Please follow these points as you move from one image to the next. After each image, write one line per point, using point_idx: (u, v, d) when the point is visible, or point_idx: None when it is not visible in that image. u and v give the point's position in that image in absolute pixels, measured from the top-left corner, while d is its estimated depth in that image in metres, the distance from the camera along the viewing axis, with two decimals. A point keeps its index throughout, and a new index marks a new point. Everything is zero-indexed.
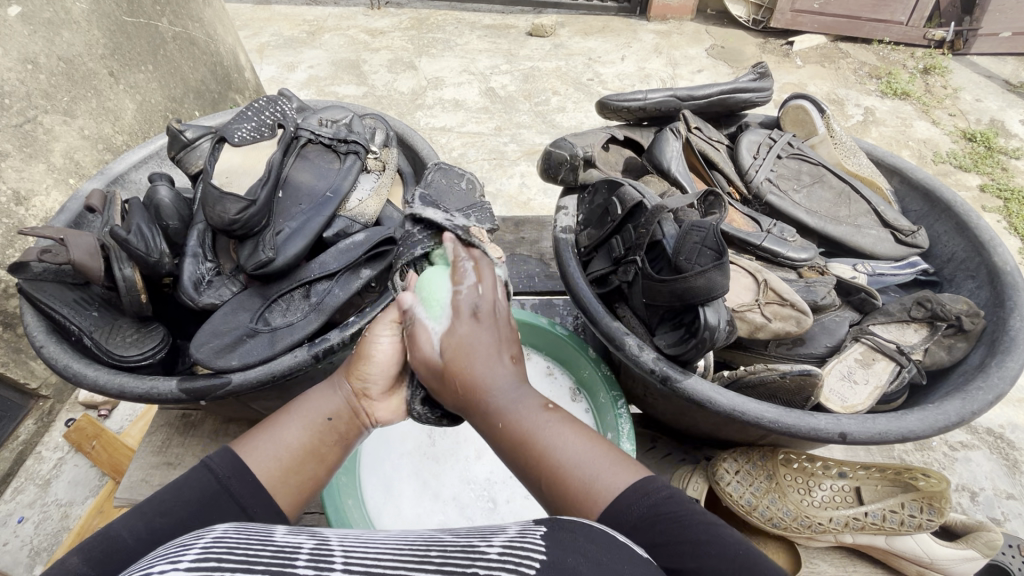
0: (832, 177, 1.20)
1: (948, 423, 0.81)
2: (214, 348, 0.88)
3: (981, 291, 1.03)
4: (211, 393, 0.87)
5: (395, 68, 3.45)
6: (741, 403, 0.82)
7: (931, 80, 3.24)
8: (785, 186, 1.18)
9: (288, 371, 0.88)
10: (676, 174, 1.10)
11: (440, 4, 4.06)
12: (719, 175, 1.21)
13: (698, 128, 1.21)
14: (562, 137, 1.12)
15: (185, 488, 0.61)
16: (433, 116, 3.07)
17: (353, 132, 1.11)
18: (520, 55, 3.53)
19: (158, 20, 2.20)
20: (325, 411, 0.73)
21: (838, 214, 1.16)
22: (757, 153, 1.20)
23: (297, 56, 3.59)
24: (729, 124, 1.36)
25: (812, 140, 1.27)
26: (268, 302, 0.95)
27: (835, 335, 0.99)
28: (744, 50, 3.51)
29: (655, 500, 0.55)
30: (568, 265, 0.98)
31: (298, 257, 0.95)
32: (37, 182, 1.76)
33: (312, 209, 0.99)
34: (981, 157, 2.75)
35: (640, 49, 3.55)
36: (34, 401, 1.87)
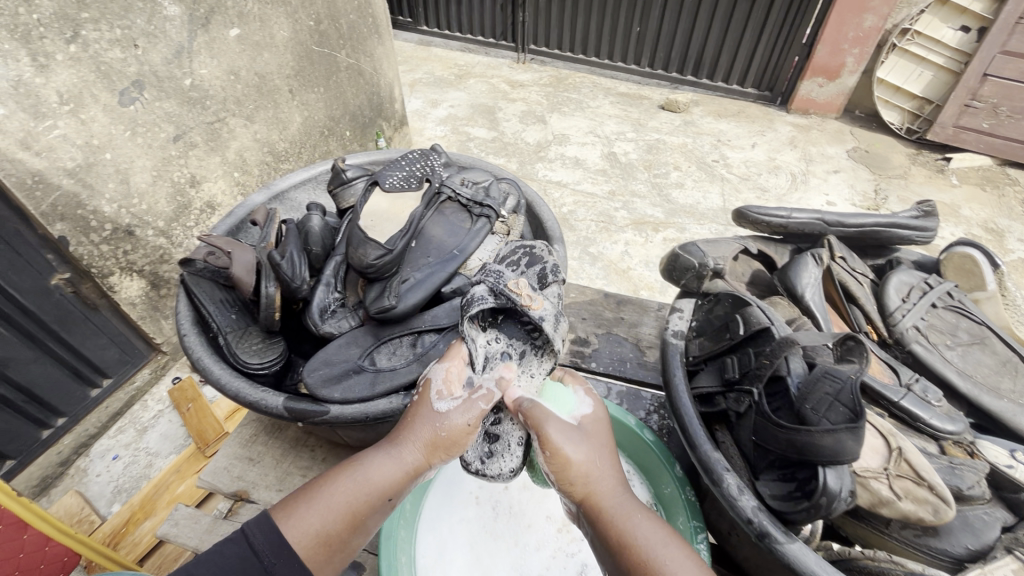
0: (996, 342, 1.07)
1: None
2: (324, 376, 0.95)
3: None
4: (309, 418, 0.92)
5: (526, 119, 3.65)
6: None
7: None
8: (936, 339, 1.06)
9: (381, 415, 0.91)
10: (811, 303, 1.02)
11: (580, 66, 4.26)
12: (858, 310, 1.11)
13: (844, 257, 1.13)
14: (693, 243, 1.10)
15: (228, 567, 0.74)
16: (552, 171, 3.17)
17: (489, 196, 1.17)
18: (648, 126, 3.58)
19: (338, 52, 2.52)
20: (383, 491, 0.81)
21: (998, 384, 1.03)
22: (907, 296, 1.09)
23: (441, 95, 3.93)
24: (875, 254, 1.27)
25: (977, 294, 1.16)
26: (379, 341, 1.01)
27: (981, 538, 0.83)
28: (891, 157, 3.28)
29: None
30: (674, 376, 0.95)
31: (415, 307, 1.01)
32: (210, 171, 2.02)
33: (438, 264, 1.04)
34: None
35: (773, 139, 3.45)
36: (154, 354, 2.11)
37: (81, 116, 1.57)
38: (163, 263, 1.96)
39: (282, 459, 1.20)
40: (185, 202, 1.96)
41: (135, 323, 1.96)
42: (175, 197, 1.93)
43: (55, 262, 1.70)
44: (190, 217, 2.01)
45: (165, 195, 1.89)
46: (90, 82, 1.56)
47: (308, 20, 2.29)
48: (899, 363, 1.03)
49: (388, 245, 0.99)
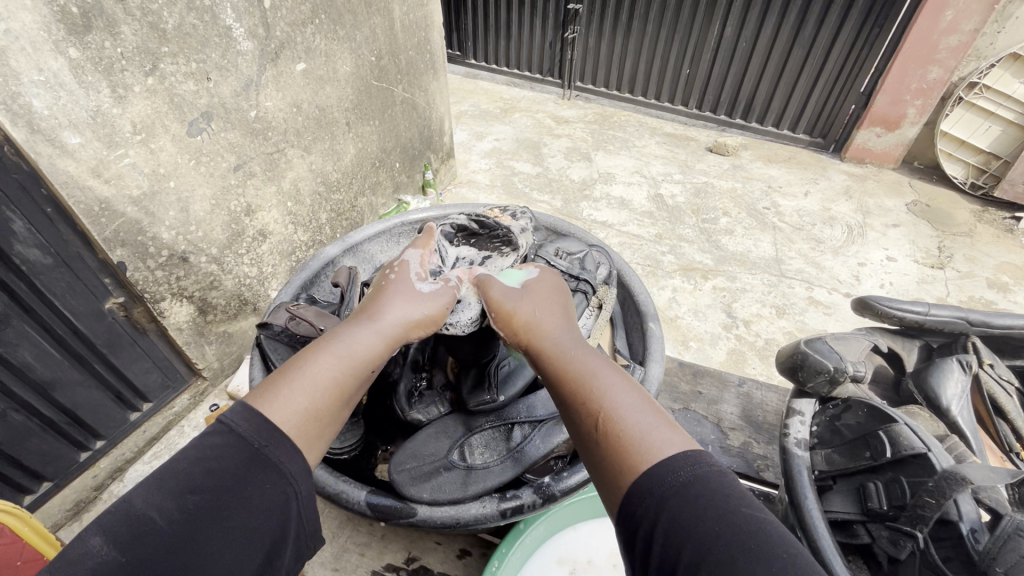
0: None
1: None
2: (412, 474, 1.05)
3: None
4: (399, 516, 1.03)
5: (571, 156, 3.64)
6: None
7: None
8: None
9: (473, 518, 1.03)
10: (957, 413, 1.13)
11: (626, 104, 4.25)
12: (1006, 426, 1.19)
13: (990, 365, 1.24)
14: (820, 343, 1.33)
15: (221, 450, 0.72)
16: (597, 210, 3.13)
17: (583, 270, 1.20)
18: (695, 168, 3.52)
19: (395, 86, 2.55)
20: (367, 361, 0.93)
21: None
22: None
23: (486, 127, 3.96)
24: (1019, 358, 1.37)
25: None
26: (473, 433, 1.12)
27: None
28: (954, 213, 3.14)
29: (688, 463, 0.72)
30: (807, 494, 1.14)
31: (510, 399, 1.15)
32: (265, 200, 2.04)
33: None
34: None
35: (827, 188, 3.35)
36: (194, 378, 2.10)
37: (151, 146, 1.57)
38: (213, 289, 1.96)
39: None
40: (239, 230, 1.96)
41: (180, 349, 1.95)
42: (230, 225, 1.93)
43: (110, 285, 1.70)
44: (242, 244, 2.01)
45: (220, 222, 1.89)
46: (163, 113, 1.56)
47: (370, 55, 2.32)
48: None
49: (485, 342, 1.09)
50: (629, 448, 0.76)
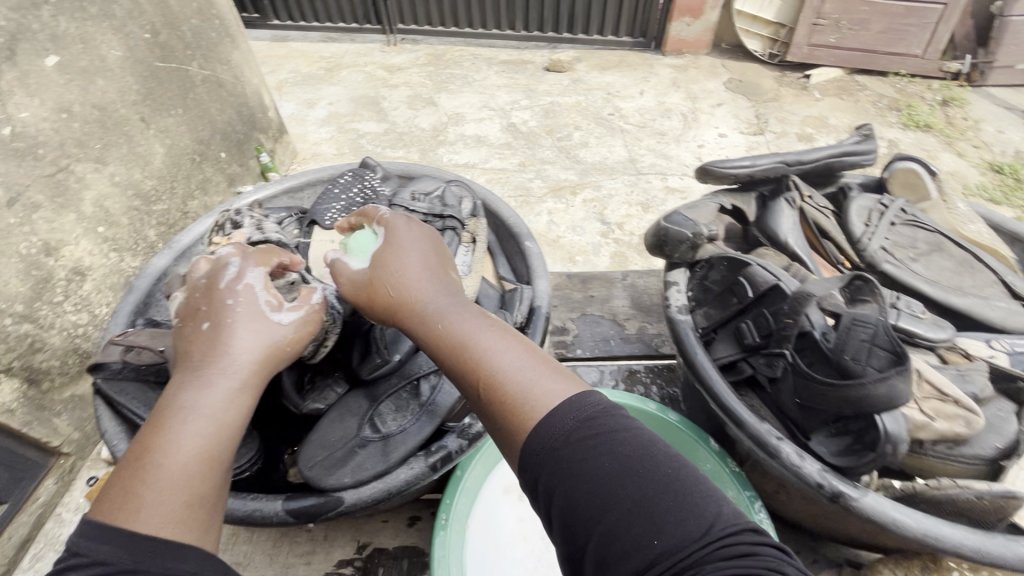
0: (950, 245, 1.27)
1: None
2: (327, 465, 0.99)
3: None
4: (325, 512, 0.97)
5: (414, 104, 3.47)
6: (937, 529, 0.94)
7: (951, 112, 3.25)
8: (902, 254, 1.24)
9: (405, 483, 1.00)
10: (796, 248, 1.26)
11: (455, 39, 4.10)
12: (831, 244, 1.33)
13: (809, 197, 1.35)
14: (677, 215, 1.31)
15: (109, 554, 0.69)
16: (456, 153, 3.06)
17: (447, 207, 1.20)
18: (538, 90, 3.55)
19: (189, 65, 2.19)
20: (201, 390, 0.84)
21: (961, 283, 1.21)
22: (870, 218, 1.29)
23: (315, 93, 3.62)
24: (827, 184, 1.47)
25: (924, 205, 1.36)
26: (382, 400, 1.07)
27: (1005, 435, 1.02)
28: (762, 83, 3.53)
29: (576, 414, 0.76)
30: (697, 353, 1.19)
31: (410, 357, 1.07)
32: (66, 232, 1.69)
33: None
34: (1010, 189, 2.74)
35: (657, 83, 3.57)
36: (53, 459, 1.76)
37: None
38: (36, 352, 1.62)
39: None
40: (44, 275, 1.62)
41: (20, 432, 1.62)
42: (29, 272, 1.58)
43: None
44: (55, 290, 1.67)
45: (14, 272, 1.54)
46: None
47: (142, 32, 1.95)
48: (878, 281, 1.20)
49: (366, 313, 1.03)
50: (518, 408, 0.78)
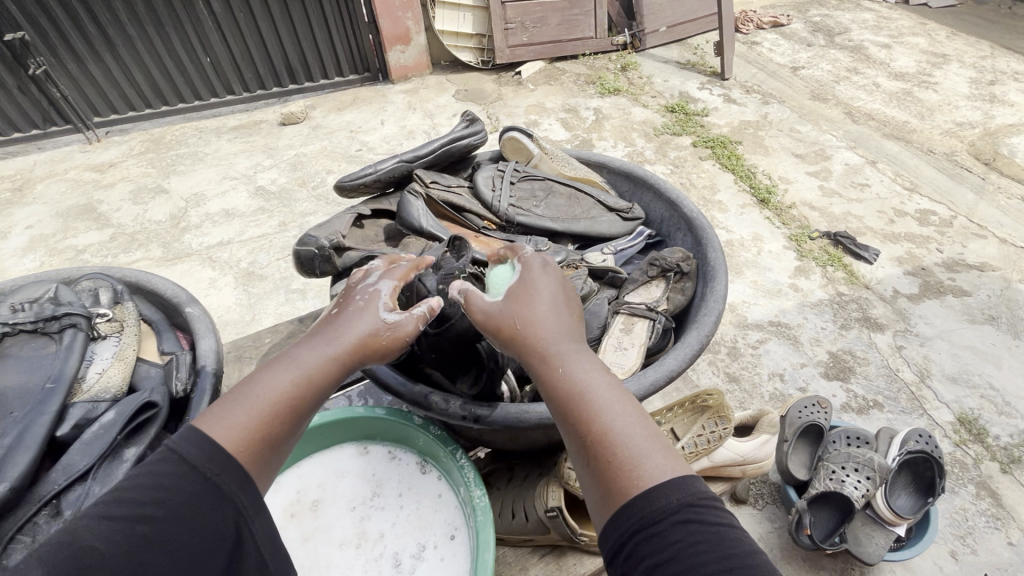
0: (559, 186, 1.33)
1: (694, 351, 0.94)
2: None
3: (688, 237, 1.21)
4: None
5: (141, 197, 3.10)
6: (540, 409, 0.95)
7: (630, 75, 3.99)
8: (527, 205, 1.28)
9: None
10: (429, 229, 1.13)
11: (173, 118, 3.77)
12: (471, 215, 1.25)
13: (435, 181, 1.25)
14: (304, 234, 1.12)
15: (163, 479, 0.61)
16: (206, 234, 2.82)
17: (62, 303, 1.03)
18: (280, 146, 3.45)
19: None
20: (288, 381, 0.75)
21: (574, 213, 1.29)
22: (494, 185, 1.28)
23: (5, 220, 3.00)
24: (465, 166, 1.43)
25: (533, 161, 1.37)
26: (5, 542, 0.79)
27: (600, 315, 1.09)
28: (484, 87, 3.92)
29: (687, 492, 0.63)
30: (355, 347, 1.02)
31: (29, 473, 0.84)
32: None
33: (31, 411, 0.89)
34: (684, 121, 3.46)
35: (395, 110, 3.74)
36: None
37: None
38: None
39: None
40: None
41: None
42: None
43: None
44: None
45: None
46: None
47: None
48: (515, 237, 1.22)
49: None
50: (627, 469, 0.68)
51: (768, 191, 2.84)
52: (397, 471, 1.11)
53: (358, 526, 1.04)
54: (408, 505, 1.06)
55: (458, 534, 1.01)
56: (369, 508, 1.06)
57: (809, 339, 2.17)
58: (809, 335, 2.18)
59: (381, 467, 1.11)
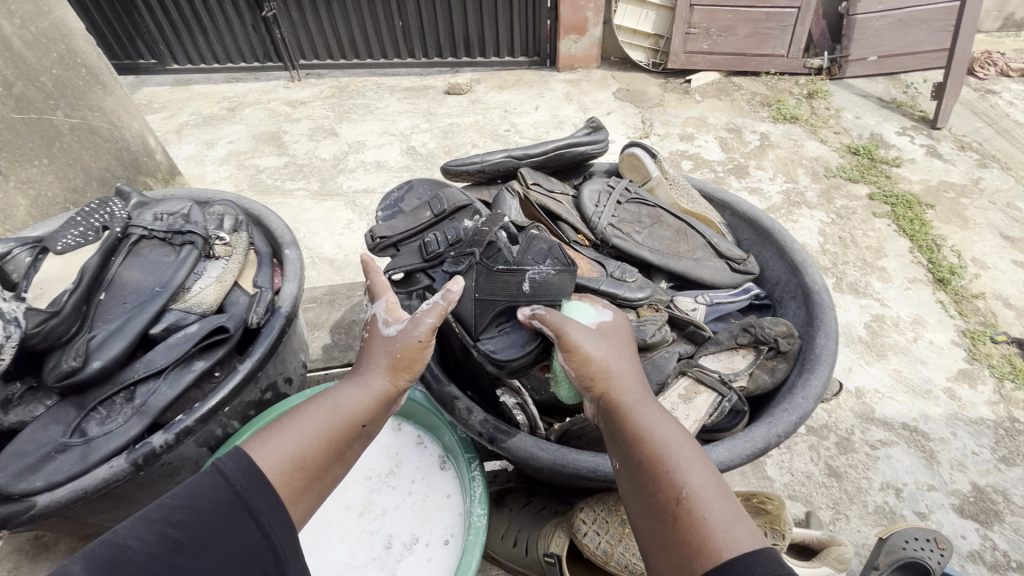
0: (669, 217, 1.24)
1: (755, 448, 0.91)
2: (14, 471, 0.90)
3: (800, 310, 1.15)
4: (14, 518, 0.90)
5: (316, 136, 3.52)
6: (568, 458, 0.98)
7: (815, 103, 3.55)
8: (627, 228, 1.21)
9: (103, 483, 0.92)
10: (514, 231, 1.14)
11: (359, 70, 4.19)
12: (566, 225, 1.21)
13: (537, 183, 1.24)
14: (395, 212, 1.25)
15: (199, 493, 0.69)
16: (356, 180, 3.12)
17: (189, 222, 1.17)
18: (439, 113, 3.67)
19: (53, 113, 2.17)
20: (347, 409, 0.86)
21: (677, 250, 1.20)
22: (598, 201, 1.23)
23: (216, 133, 3.61)
24: (576, 174, 1.42)
25: (649, 184, 1.30)
26: (87, 411, 0.96)
27: (664, 372, 1.02)
28: (647, 90, 3.77)
29: (768, 566, 0.61)
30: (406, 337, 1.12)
31: (117, 359, 0.97)
32: None
33: (139, 306, 1.02)
34: (866, 168, 3.00)
35: (552, 98, 3.75)
36: None
37: None
38: None
39: None
40: None
41: None
42: None
43: None
44: None
45: None
46: None
47: None
48: (604, 260, 1.16)
49: (51, 309, 0.96)
50: (704, 533, 0.65)
51: (951, 271, 2.36)
52: (418, 458, 1.28)
53: (367, 496, 1.22)
54: (416, 494, 1.23)
55: (451, 541, 1.13)
56: (382, 484, 1.23)
57: (949, 460, 1.78)
58: (951, 456, 1.79)
59: (406, 450, 1.29)
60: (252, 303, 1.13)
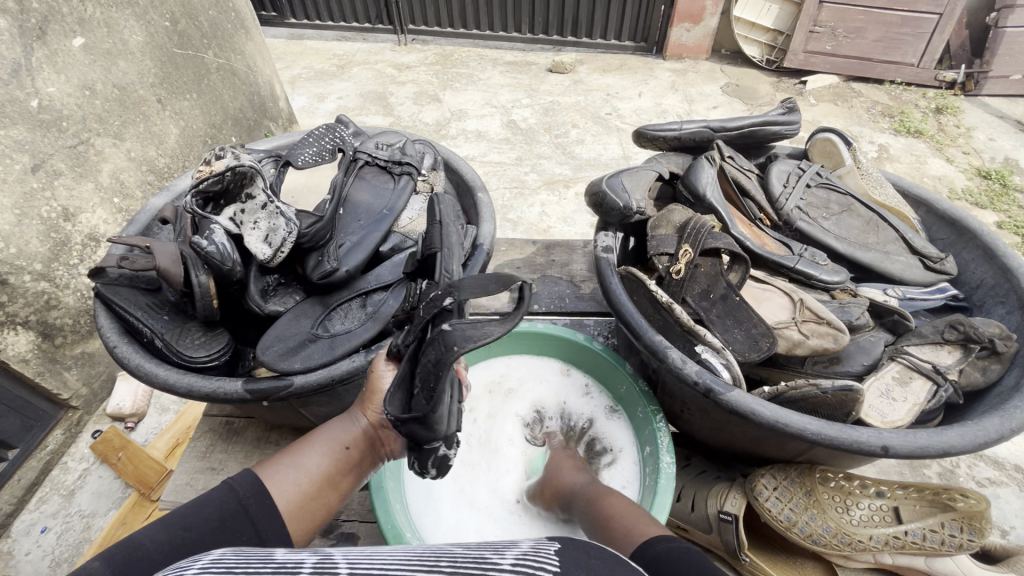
0: (860, 206, 1.18)
1: (989, 439, 0.77)
2: (280, 351, 0.85)
3: (1013, 316, 1.01)
4: (276, 394, 0.81)
5: (420, 100, 3.61)
6: (782, 416, 0.78)
7: (944, 119, 3.30)
8: (815, 214, 1.17)
9: (347, 376, 0.83)
10: (711, 201, 1.05)
11: (463, 41, 4.24)
12: (751, 202, 1.19)
13: (732, 157, 1.19)
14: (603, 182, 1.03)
15: (210, 504, 0.66)
16: (456, 146, 3.19)
17: (405, 155, 1.08)
18: (540, 89, 3.67)
19: (204, 52, 2.31)
20: (343, 440, 0.83)
21: (867, 241, 1.14)
22: (787, 182, 1.19)
23: (326, 87, 3.77)
24: (758, 154, 1.35)
25: (839, 171, 1.25)
26: (327, 311, 0.92)
27: (871, 354, 0.96)
28: (758, 87, 3.61)
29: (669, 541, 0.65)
30: (611, 283, 0.95)
31: (358, 269, 0.94)
32: (85, 201, 1.78)
33: (370, 224, 0.97)
34: (996, 194, 2.77)
35: (656, 86, 3.67)
36: (63, 412, 1.89)
37: None
38: (51, 309, 1.72)
39: (250, 459, 1.05)
40: (61, 239, 1.72)
41: (34, 381, 1.75)
42: (48, 234, 1.69)
43: None
44: (74, 252, 1.77)
45: (36, 233, 1.65)
46: None
47: (161, 20, 2.09)
48: (789, 240, 1.14)
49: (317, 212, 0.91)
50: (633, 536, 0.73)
51: None
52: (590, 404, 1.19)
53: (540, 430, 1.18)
54: None
55: None
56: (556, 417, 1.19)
57: None
58: None
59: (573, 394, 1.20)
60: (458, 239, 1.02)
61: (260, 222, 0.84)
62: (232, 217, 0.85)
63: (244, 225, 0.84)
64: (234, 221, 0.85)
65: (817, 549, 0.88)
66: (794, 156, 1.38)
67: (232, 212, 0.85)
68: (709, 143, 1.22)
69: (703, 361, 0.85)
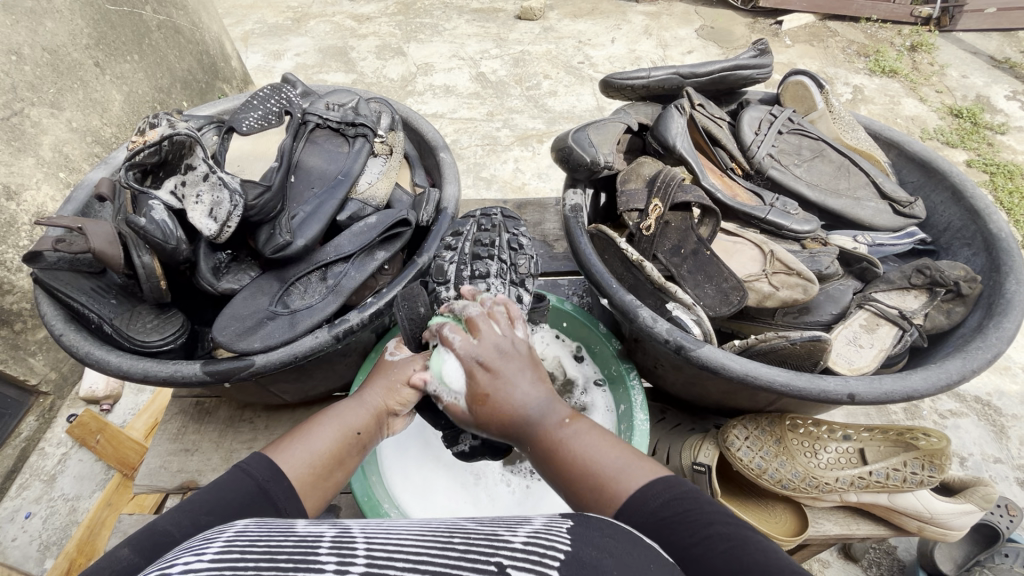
0: (832, 152, 1.17)
1: (950, 381, 0.79)
2: (237, 331, 0.82)
3: (977, 258, 1.02)
4: (236, 375, 0.80)
5: (383, 54, 3.42)
6: (752, 369, 0.79)
7: (918, 57, 3.26)
8: (787, 161, 1.16)
9: (310, 353, 0.82)
10: (682, 151, 1.02)
11: None
12: (722, 152, 1.17)
13: (702, 105, 1.16)
14: (576, 134, 0.99)
15: (227, 489, 0.60)
16: (424, 103, 3.05)
17: (360, 115, 1.02)
18: (509, 39, 3.50)
19: (141, 9, 2.12)
20: (355, 425, 0.74)
21: (838, 187, 1.14)
22: (759, 128, 1.17)
23: (282, 43, 3.54)
24: (729, 101, 1.31)
25: (812, 116, 1.23)
26: (285, 287, 0.89)
27: (840, 303, 0.98)
28: (733, 30, 3.51)
29: (677, 494, 0.56)
30: (579, 244, 0.93)
31: (315, 240, 0.89)
32: (27, 176, 1.65)
33: (325, 191, 0.92)
34: (967, 133, 2.79)
35: (629, 31, 3.52)
36: (34, 397, 1.82)
37: None
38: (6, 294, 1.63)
39: (222, 439, 1.05)
40: (6, 219, 1.59)
41: None
42: None
43: None
44: (22, 234, 1.65)
45: None
46: None
47: None
48: (761, 190, 1.12)
49: (265, 182, 0.86)
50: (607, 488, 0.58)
51: None
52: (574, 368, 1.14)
53: None
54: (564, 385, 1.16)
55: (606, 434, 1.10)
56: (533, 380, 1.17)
57: (1020, 437, 1.69)
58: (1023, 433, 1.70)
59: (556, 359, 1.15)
60: (419, 203, 0.99)
61: (203, 193, 0.80)
62: (173, 190, 0.81)
63: (186, 197, 0.81)
64: (173, 194, 0.81)
65: (787, 494, 0.93)
66: (766, 101, 1.34)
67: (172, 185, 0.81)
68: (679, 90, 1.18)
69: (674, 319, 0.85)
